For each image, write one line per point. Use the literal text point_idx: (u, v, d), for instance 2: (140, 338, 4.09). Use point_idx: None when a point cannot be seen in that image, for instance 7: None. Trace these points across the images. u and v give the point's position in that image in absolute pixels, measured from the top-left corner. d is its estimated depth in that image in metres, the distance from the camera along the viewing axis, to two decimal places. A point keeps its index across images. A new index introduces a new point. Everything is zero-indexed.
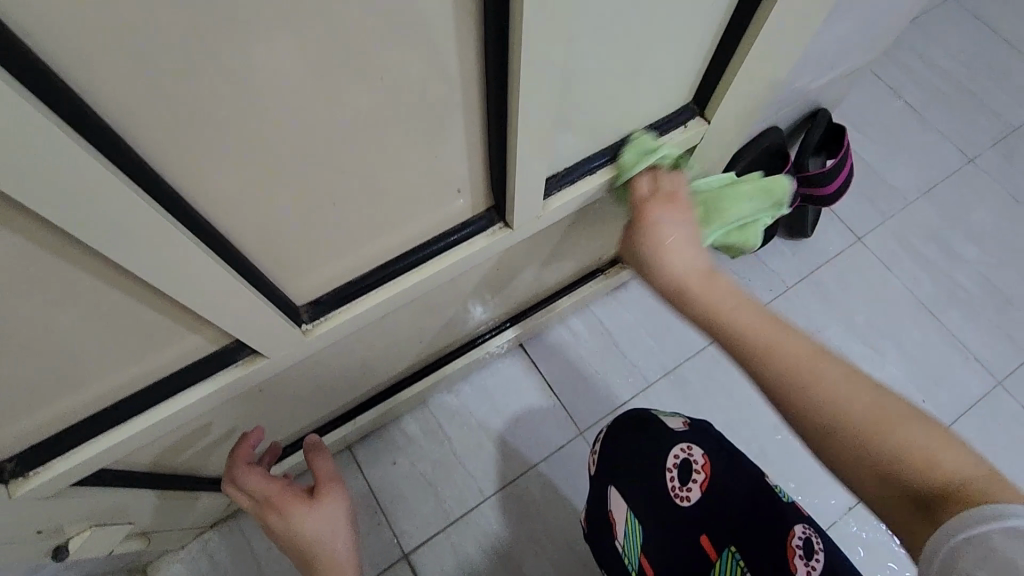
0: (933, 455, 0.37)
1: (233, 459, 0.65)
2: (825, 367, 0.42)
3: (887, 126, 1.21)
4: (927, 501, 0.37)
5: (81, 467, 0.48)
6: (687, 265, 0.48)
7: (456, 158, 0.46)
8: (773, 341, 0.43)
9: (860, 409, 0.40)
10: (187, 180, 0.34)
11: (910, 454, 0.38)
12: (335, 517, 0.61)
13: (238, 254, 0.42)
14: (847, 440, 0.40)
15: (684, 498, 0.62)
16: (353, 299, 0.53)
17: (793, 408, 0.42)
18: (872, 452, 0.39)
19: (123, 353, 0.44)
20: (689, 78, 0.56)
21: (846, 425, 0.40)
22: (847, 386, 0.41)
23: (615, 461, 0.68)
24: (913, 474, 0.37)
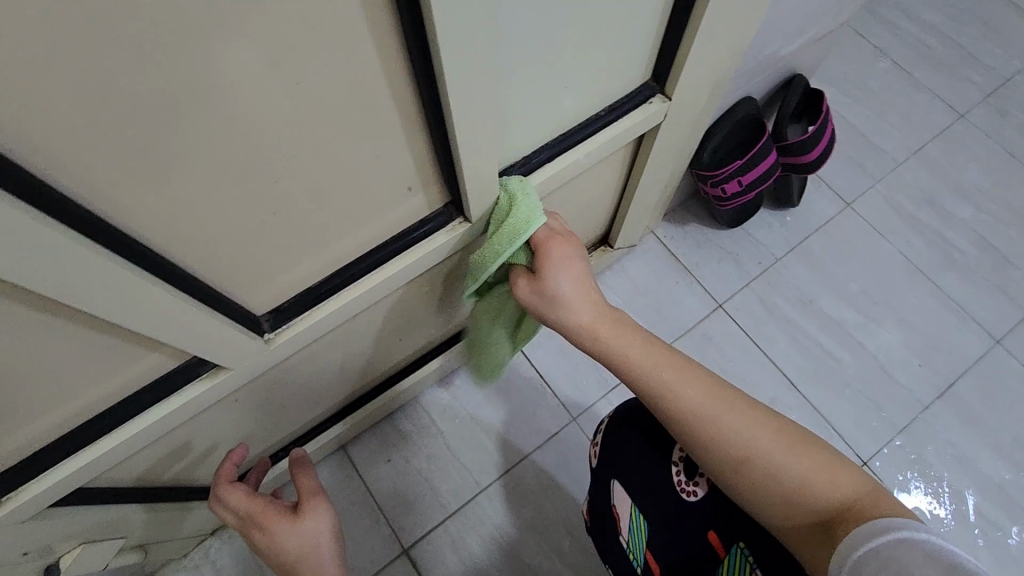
0: (826, 477, 0.47)
1: (217, 477, 0.64)
2: (718, 399, 0.50)
3: (872, 86, 1.18)
4: (826, 519, 0.46)
5: (54, 490, 0.48)
6: (593, 312, 0.52)
7: (402, 154, 0.45)
8: (679, 386, 0.51)
9: (759, 440, 0.49)
10: (114, 204, 0.33)
11: (810, 480, 0.47)
12: (317, 533, 0.59)
13: (185, 273, 0.41)
14: (762, 476, 0.48)
15: (691, 493, 0.57)
16: (314, 304, 0.53)
17: (709, 448, 0.50)
18: (781, 483, 0.48)
19: (82, 378, 0.44)
20: (644, 54, 0.55)
21: (757, 458, 0.48)
22: (751, 426, 0.49)
23: (617, 453, 0.63)
24: (811, 494, 0.47)
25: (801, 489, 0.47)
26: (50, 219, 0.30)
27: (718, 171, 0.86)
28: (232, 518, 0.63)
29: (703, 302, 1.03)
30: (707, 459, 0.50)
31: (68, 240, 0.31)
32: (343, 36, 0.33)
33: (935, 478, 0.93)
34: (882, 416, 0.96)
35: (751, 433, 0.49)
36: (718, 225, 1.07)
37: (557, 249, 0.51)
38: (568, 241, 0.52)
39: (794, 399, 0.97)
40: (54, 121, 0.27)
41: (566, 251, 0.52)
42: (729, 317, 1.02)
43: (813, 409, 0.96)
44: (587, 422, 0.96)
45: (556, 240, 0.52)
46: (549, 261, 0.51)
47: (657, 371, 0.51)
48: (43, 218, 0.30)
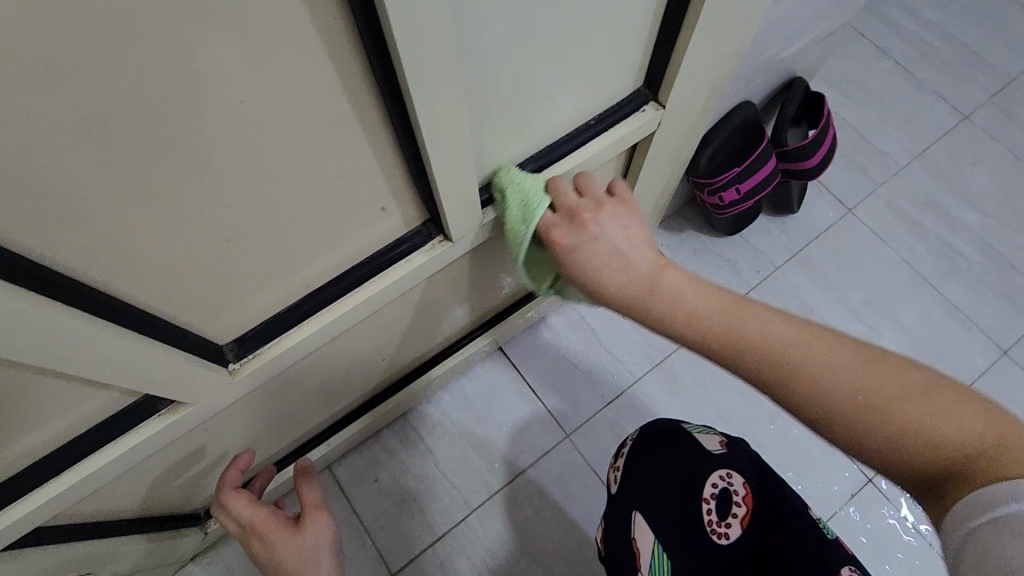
0: (936, 429, 0.38)
1: (221, 484, 0.59)
2: (800, 346, 0.41)
3: (873, 87, 1.14)
4: (940, 482, 0.38)
5: (0, 538, 0.44)
6: (630, 279, 0.47)
7: (371, 173, 0.42)
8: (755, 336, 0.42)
9: (849, 392, 0.40)
10: (38, 241, 0.30)
11: (913, 434, 0.39)
12: (316, 552, 0.55)
13: (134, 309, 0.37)
14: (855, 431, 0.40)
15: (723, 535, 0.54)
16: (283, 331, 0.49)
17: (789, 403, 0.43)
18: (878, 437, 0.40)
19: (24, 422, 0.40)
20: (635, 60, 0.51)
21: (844, 409, 0.40)
22: (840, 373, 0.41)
23: (640, 483, 0.58)
24: (912, 452, 0.39)
25: (904, 445, 0.39)
26: None
27: (714, 179, 0.83)
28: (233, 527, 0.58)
29: None
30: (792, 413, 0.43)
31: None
32: (294, 52, 0.29)
33: None
34: None
35: (842, 383, 0.40)
36: (716, 233, 1.03)
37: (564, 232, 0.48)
38: (578, 218, 0.48)
39: None
40: None
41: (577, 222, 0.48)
42: None
43: None
44: (582, 438, 0.93)
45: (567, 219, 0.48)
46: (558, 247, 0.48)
47: (720, 323, 0.44)
48: None
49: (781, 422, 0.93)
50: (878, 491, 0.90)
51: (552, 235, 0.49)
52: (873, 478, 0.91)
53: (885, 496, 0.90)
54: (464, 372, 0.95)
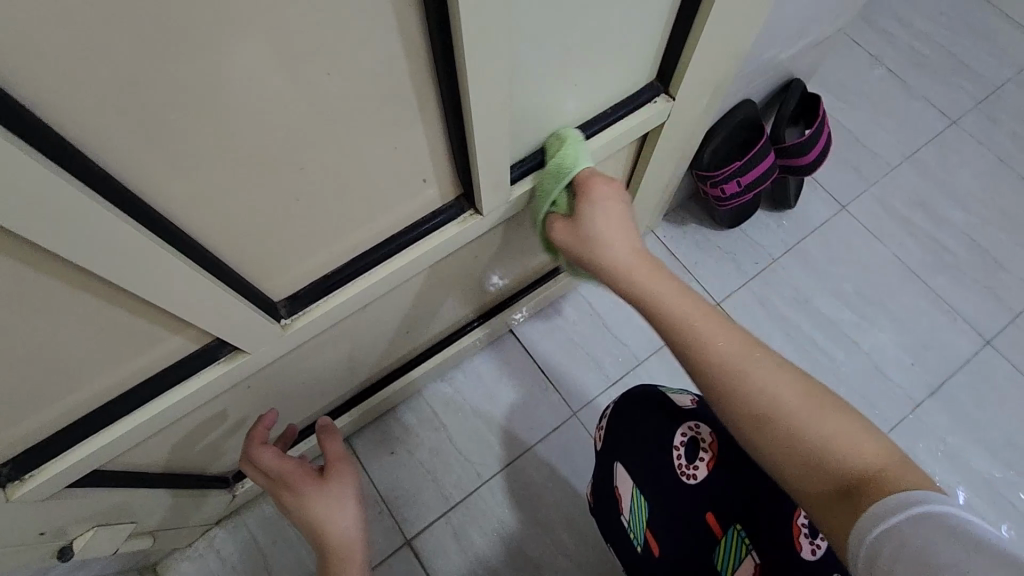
0: (853, 446, 0.42)
1: (250, 439, 0.64)
2: (752, 354, 0.47)
3: (867, 92, 1.21)
4: (853, 491, 0.40)
5: (73, 468, 0.49)
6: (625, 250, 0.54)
7: (418, 145, 0.47)
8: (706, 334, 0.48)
9: (787, 399, 0.45)
10: (149, 184, 0.35)
11: (831, 445, 0.42)
12: (342, 497, 0.62)
13: (210, 256, 0.42)
14: (778, 435, 0.44)
15: (692, 476, 0.59)
16: (330, 292, 0.54)
17: (722, 401, 0.47)
18: (799, 445, 0.43)
19: (107, 358, 0.45)
20: (650, 56, 0.57)
21: (778, 412, 0.44)
22: (781, 382, 0.46)
23: (621, 437, 0.64)
24: (833, 464, 0.42)
25: (827, 455, 0.42)
26: (89, 192, 0.32)
27: (716, 172, 0.88)
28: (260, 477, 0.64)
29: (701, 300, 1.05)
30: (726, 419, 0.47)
31: (110, 215, 0.33)
32: (370, 28, 0.35)
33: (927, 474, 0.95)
34: (876, 414, 0.98)
35: (778, 390, 0.45)
36: (717, 226, 1.09)
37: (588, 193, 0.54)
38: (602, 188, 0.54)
39: None
40: (103, 100, 0.29)
41: (614, 198, 0.54)
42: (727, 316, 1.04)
43: None
44: (587, 415, 0.98)
45: (597, 193, 0.54)
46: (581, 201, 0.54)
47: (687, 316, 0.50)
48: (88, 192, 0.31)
49: None
50: None
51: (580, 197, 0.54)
52: None
53: None
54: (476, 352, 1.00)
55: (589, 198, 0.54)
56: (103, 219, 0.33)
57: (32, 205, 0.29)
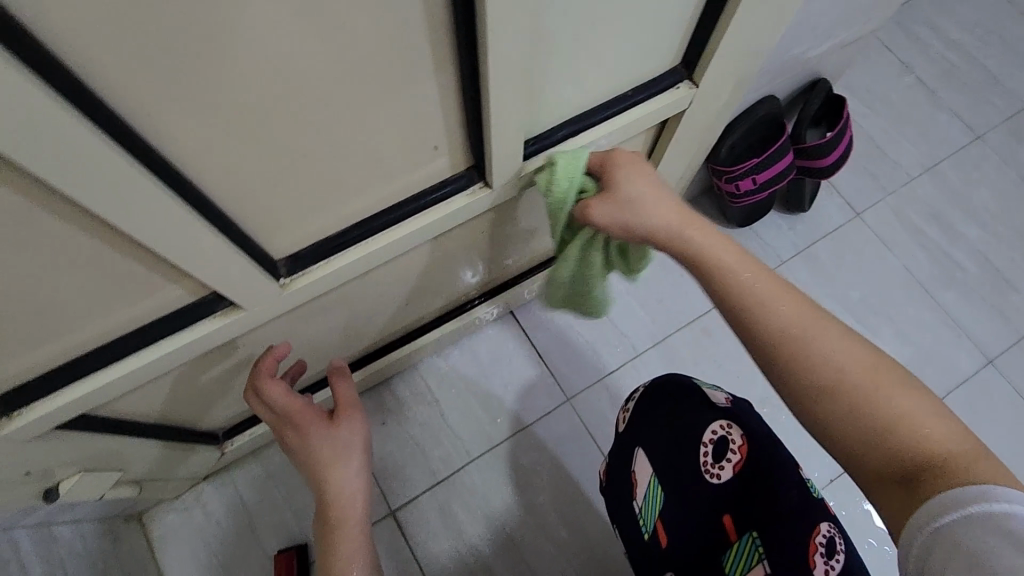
0: (921, 424, 0.41)
1: (256, 371, 0.62)
2: (814, 324, 0.46)
3: (892, 99, 1.18)
4: (915, 473, 0.40)
5: (59, 412, 0.49)
6: (673, 217, 0.51)
7: (432, 110, 0.46)
8: (769, 302, 0.47)
9: (853, 372, 0.43)
10: (155, 127, 0.34)
11: (897, 423, 0.41)
12: (347, 442, 0.64)
13: (214, 209, 0.41)
14: (844, 412, 0.43)
15: (715, 476, 0.59)
16: (332, 254, 0.53)
17: (782, 375, 0.46)
18: (863, 421, 0.42)
19: (101, 302, 0.44)
20: (677, 39, 0.55)
21: (844, 387, 0.43)
22: (847, 353, 0.44)
23: (646, 424, 0.66)
24: (900, 441, 0.41)
25: (891, 432, 0.41)
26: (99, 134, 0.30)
27: (732, 168, 0.87)
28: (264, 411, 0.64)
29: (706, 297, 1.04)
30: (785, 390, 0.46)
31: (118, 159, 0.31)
32: None
33: None
34: None
35: (842, 365, 0.44)
36: (729, 224, 1.07)
37: (616, 168, 0.52)
38: (628, 160, 0.52)
39: None
40: (113, 34, 0.27)
41: (640, 171, 0.52)
42: None
43: None
44: (582, 403, 0.98)
45: (624, 169, 0.52)
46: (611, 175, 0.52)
47: (747, 284, 0.48)
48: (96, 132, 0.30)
49: (772, 407, 0.98)
50: None
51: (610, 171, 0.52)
52: None
53: None
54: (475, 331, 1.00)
55: (613, 177, 0.52)
56: (110, 162, 0.31)
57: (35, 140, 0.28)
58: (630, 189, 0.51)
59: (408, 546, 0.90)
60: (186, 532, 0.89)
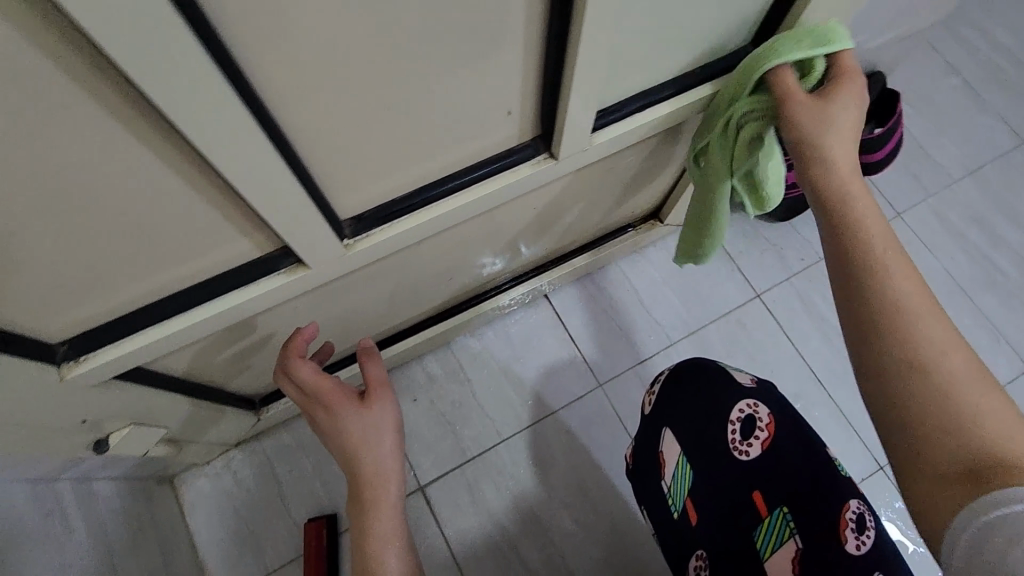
0: (1010, 429, 0.35)
1: (288, 348, 0.63)
2: (932, 309, 0.40)
3: (938, 100, 1.16)
4: (981, 470, 0.34)
5: (124, 360, 0.49)
6: (846, 158, 0.47)
7: (513, 73, 0.45)
8: (889, 272, 0.42)
9: (954, 360, 0.38)
10: (259, 70, 0.33)
11: (980, 420, 0.36)
12: (379, 421, 0.60)
13: (297, 160, 0.41)
14: (933, 387, 0.38)
15: (744, 452, 0.58)
16: (395, 218, 0.53)
17: (873, 337, 0.41)
18: (944, 404, 0.37)
19: (177, 250, 0.44)
20: (753, 17, 0.54)
21: (934, 368, 0.38)
22: (950, 347, 0.39)
23: (671, 404, 0.66)
24: (976, 434, 0.36)
25: (973, 424, 0.36)
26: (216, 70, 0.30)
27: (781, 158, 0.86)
28: (295, 393, 0.63)
29: (741, 290, 1.03)
30: (865, 350, 0.41)
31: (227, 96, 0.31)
32: None
33: None
34: None
35: (946, 350, 0.39)
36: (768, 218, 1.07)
37: (844, 87, 0.48)
38: (862, 89, 0.49)
39: (818, 397, 0.98)
40: None
41: (859, 105, 0.49)
42: (766, 308, 1.03)
43: (834, 406, 0.97)
44: (613, 388, 0.98)
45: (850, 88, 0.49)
46: (832, 91, 0.48)
47: (880, 248, 0.43)
48: (213, 66, 0.30)
49: (805, 403, 0.97)
50: (888, 478, 0.94)
51: (840, 84, 0.48)
52: (884, 467, 0.95)
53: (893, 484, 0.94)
54: (508, 314, 1.00)
55: (835, 92, 0.48)
56: (220, 99, 0.31)
57: (158, 68, 0.28)
58: (835, 113, 0.48)
59: (435, 522, 0.91)
60: (216, 496, 0.90)
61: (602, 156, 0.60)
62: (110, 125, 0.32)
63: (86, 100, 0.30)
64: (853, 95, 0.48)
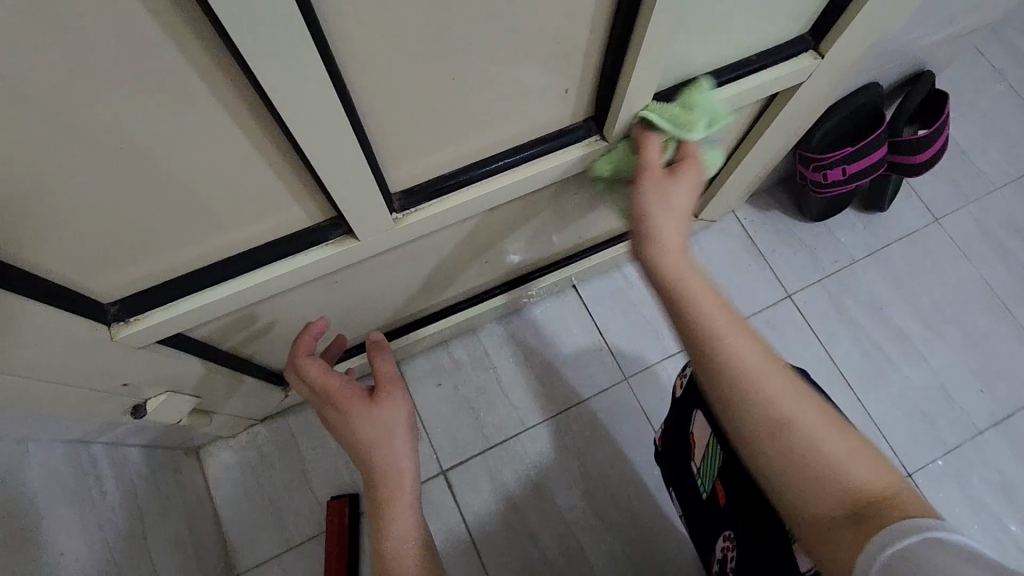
0: (852, 465, 0.42)
1: (295, 348, 0.61)
2: (768, 361, 0.45)
3: (983, 106, 1.14)
4: (855, 516, 0.40)
5: (173, 323, 0.49)
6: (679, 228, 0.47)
7: (577, 50, 0.45)
8: (730, 337, 0.45)
9: (799, 410, 0.43)
10: (337, 29, 0.33)
11: (833, 464, 0.42)
12: (388, 421, 0.56)
13: (360, 126, 0.41)
14: (794, 456, 0.43)
15: None
16: (445, 194, 0.52)
17: (739, 403, 0.45)
18: (807, 457, 0.43)
19: (233, 212, 0.44)
20: (816, 3, 0.53)
21: (791, 425, 0.43)
22: (793, 393, 0.44)
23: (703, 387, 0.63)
24: (837, 482, 0.42)
25: (832, 475, 0.42)
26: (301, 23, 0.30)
27: (823, 155, 0.84)
28: (308, 392, 0.61)
29: (773, 289, 1.02)
30: (733, 422, 0.45)
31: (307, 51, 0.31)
32: None
33: (982, 506, 0.91)
34: (935, 430, 0.95)
35: (789, 403, 0.44)
36: (803, 218, 1.05)
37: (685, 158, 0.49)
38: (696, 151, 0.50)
39: (846, 399, 0.96)
40: None
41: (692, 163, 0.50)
42: (797, 309, 1.01)
43: (862, 410, 0.96)
44: (639, 381, 0.97)
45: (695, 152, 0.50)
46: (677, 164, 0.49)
47: (715, 317, 0.45)
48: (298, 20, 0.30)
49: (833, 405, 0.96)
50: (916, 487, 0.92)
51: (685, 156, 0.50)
52: (912, 474, 0.93)
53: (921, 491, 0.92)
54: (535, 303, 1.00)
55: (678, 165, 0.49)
56: (300, 53, 0.31)
57: (248, 16, 0.28)
58: (671, 186, 0.48)
59: (454, 506, 0.91)
60: (240, 469, 0.91)
61: None
62: (188, 75, 0.32)
63: (170, 47, 0.30)
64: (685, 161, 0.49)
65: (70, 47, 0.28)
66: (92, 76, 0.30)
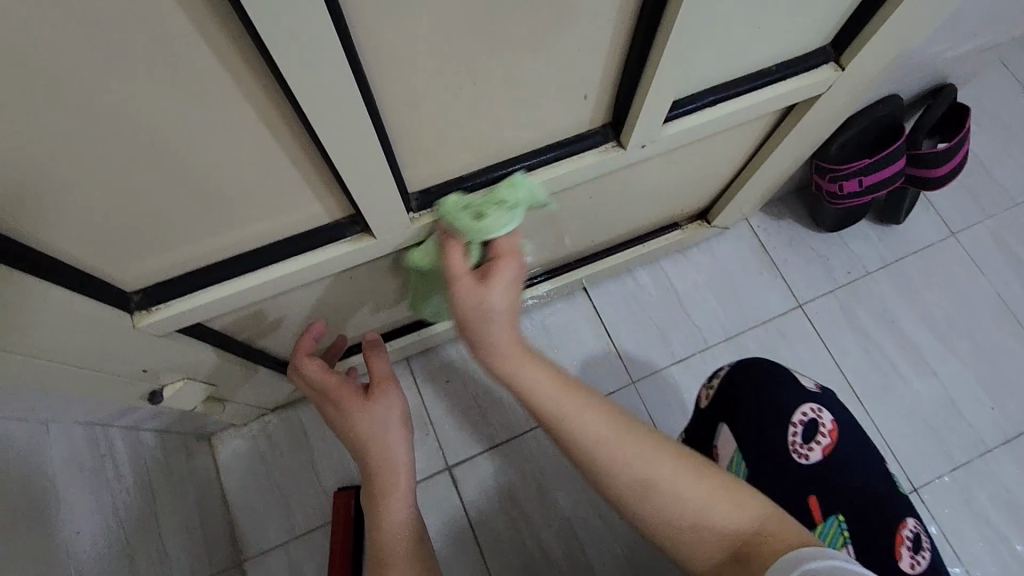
0: (716, 511, 0.45)
1: (296, 348, 0.63)
2: (614, 427, 0.48)
3: (1005, 119, 1.13)
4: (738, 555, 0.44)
5: (193, 313, 0.51)
6: (506, 331, 0.47)
7: (597, 57, 0.45)
8: (571, 416, 0.47)
9: (653, 471, 0.46)
10: (364, 30, 0.34)
11: (698, 514, 0.46)
12: (386, 419, 0.57)
13: (382, 125, 0.42)
14: (662, 514, 0.46)
15: (803, 455, 0.58)
16: (462, 195, 0.53)
17: (602, 475, 0.47)
18: (673, 514, 0.46)
19: (256, 207, 0.46)
20: (836, 16, 0.53)
21: (653, 484, 0.46)
22: (648, 454, 0.47)
23: (731, 400, 0.62)
24: (709, 530, 0.45)
25: (702, 529, 0.46)
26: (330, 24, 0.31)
27: (840, 166, 0.83)
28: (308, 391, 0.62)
29: (784, 298, 1.02)
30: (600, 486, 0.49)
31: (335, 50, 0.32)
32: None
33: (987, 524, 0.91)
34: (943, 444, 0.95)
35: (643, 468, 0.46)
36: (818, 228, 1.05)
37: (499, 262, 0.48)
38: (514, 250, 0.49)
39: (853, 409, 0.96)
40: None
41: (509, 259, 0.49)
42: (808, 319, 1.01)
43: (868, 421, 0.96)
44: (646, 384, 0.97)
45: (507, 251, 0.49)
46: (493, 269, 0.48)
47: (554, 401, 0.47)
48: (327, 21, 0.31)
49: None
50: (922, 501, 0.92)
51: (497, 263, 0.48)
52: (917, 489, 0.93)
53: (925, 506, 0.92)
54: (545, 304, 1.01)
55: (493, 271, 0.47)
56: (328, 53, 0.32)
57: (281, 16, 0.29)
58: (489, 296, 0.46)
59: (458, 501, 0.92)
60: (249, 458, 0.92)
61: (666, 148, 0.60)
62: (219, 72, 0.33)
63: (204, 44, 0.31)
64: (500, 262, 0.48)
65: (110, 43, 0.29)
66: (127, 72, 0.31)
